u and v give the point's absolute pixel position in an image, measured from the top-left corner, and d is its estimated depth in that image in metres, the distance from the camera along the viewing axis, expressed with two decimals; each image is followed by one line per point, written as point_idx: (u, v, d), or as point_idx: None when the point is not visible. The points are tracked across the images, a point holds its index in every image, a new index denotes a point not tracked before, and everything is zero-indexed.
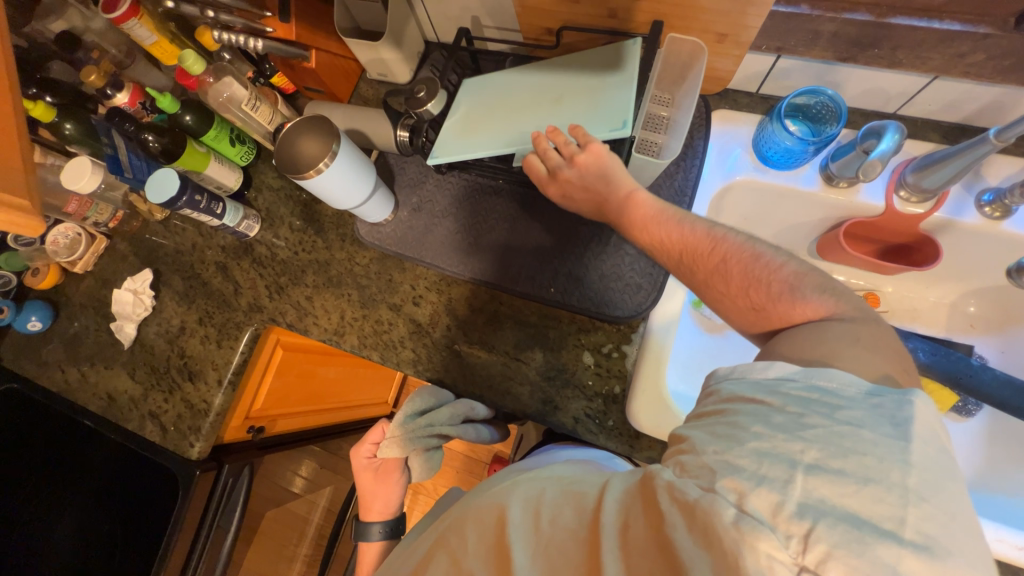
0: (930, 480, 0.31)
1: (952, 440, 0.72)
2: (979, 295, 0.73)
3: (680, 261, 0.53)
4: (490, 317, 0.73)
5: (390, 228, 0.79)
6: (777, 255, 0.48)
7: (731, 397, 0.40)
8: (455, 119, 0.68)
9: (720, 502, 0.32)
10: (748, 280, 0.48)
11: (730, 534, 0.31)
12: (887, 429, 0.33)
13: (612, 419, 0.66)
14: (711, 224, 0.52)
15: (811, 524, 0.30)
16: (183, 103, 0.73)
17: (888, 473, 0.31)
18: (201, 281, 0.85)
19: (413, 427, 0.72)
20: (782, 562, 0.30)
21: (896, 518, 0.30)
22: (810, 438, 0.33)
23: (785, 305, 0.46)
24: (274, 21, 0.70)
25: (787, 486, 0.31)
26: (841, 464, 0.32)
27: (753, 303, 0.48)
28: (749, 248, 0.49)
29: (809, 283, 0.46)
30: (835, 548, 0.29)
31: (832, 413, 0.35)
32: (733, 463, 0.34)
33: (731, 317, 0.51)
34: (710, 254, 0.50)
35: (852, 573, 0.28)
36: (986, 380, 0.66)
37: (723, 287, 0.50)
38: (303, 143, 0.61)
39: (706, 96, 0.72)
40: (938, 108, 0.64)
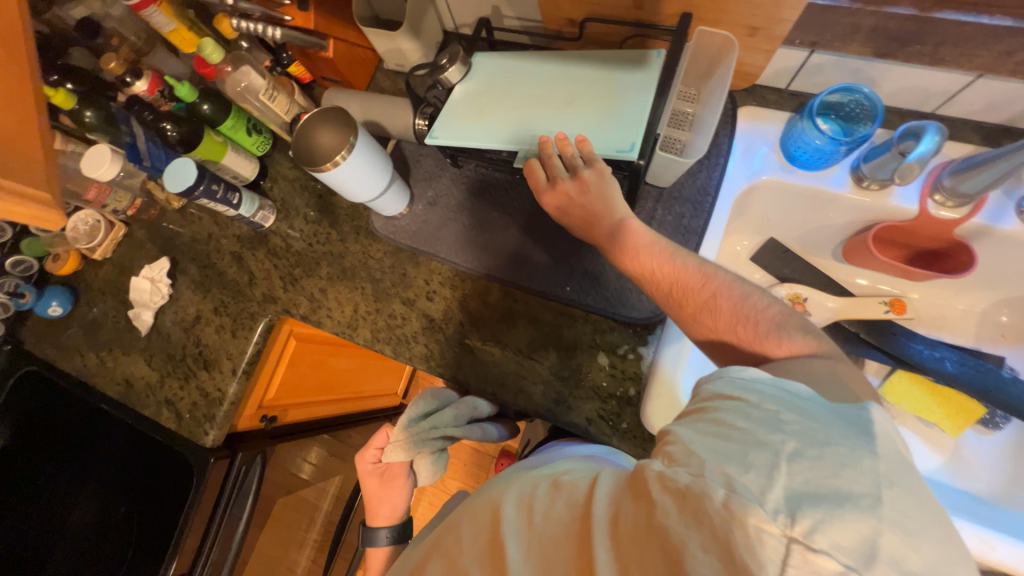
0: (899, 465, 0.32)
1: (977, 455, 0.69)
2: (1012, 304, 0.70)
3: (668, 296, 0.53)
4: (505, 314, 0.72)
5: (405, 221, 0.78)
6: (763, 296, 0.49)
7: (712, 396, 0.40)
8: (460, 104, 0.66)
9: (711, 485, 0.31)
10: (737, 317, 0.48)
11: (720, 513, 0.30)
12: (850, 426, 0.34)
13: (626, 421, 0.65)
14: (700, 262, 0.52)
15: (798, 502, 0.30)
16: (201, 92, 0.73)
17: (861, 455, 0.32)
18: (216, 270, 0.86)
19: (417, 433, 0.70)
20: (772, 534, 0.29)
21: (871, 492, 0.30)
22: (789, 430, 0.33)
23: (771, 343, 0.46)
24: (292, 10, 0.70)
25: (773, 471, 0.31)
26: (819, 451, 0.32)
27: (740, 339, 0.48)
28: (738, 288, 0.49)
29: (793, 324, 0.46)
30: (822, 522, 0.29)
31: (806, 409, 0.35)
32: (719, 452, 0.33)
33: (715, 354, 0.52)
34: (700, 290, 0.50)
35: (838, 545, 0.28)
36: (1015, 394, 0.65)
37: (710, 322, 0.50)
38: (320, 134, 0.60)
39: (732, 92, 0.70)
40: (979, 108, 0.61)
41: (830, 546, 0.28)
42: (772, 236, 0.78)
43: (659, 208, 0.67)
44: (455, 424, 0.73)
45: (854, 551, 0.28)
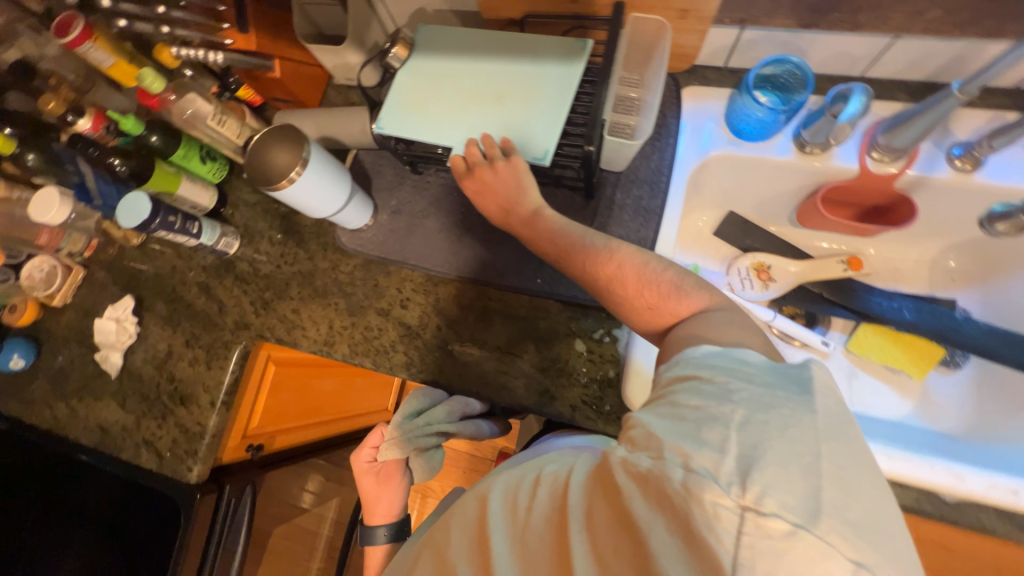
0: (836, 422, 0.34)
1: (940, 394, 0.72)
2: (958, 249, 0.73)
3: (584, 272, 0.55)
4: (480, 313, 0.73)
5: (371, 232, 0.78)
6: (660, 262, 0.52)
7: (671, 379, 0.42)
8: (400, 102, 0.66)
9: (669, 466, 0.33)
10: (643, 282, 0.51)
11: (678, 492, 0.32)
12: (792, 388, 0.36)
13: (609, 403, 0.66)
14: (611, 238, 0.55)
15: (748, 469, 0.31)
16: (148, 124, 0.72)
17: (800, 414, 0.34)
18: (184, 303, 0.84)
19: (410, 428, 0.71)
20: (725, 507, 0.30)
21: (810, 451, 0.32)
22: (737, 401, 0.36)
23: (673, 301, 0.50)
24: (233, 33, 0.69)
25: (725, 444, 0.33)
26: (766, 417, 0.34)
27: (649, 303, 0.51)
28: (640, 256, 0.52)
29: (688, 284, 0.50)
30: (770, 486, 0.30)
31: (752, 377, 0.38)
32: (675, 431, 0.35)
33: (630, 321, 0.54)
34: (608, 262, 0.53)
35: (787, 505, 0.30)
36: (970, 332, 0.68)
37: (622, 288, 0.52)
38: (273, 153, 0.60)
39: (674, 75, 0.73)
40: (903, 67, 0.65)
41: (778, 508, 0.29)
42: (732, 209, 0.80)
43: (618, 193, 0.70)
44: (449, 421, 0.75)
45: (801, 509, 0.30)
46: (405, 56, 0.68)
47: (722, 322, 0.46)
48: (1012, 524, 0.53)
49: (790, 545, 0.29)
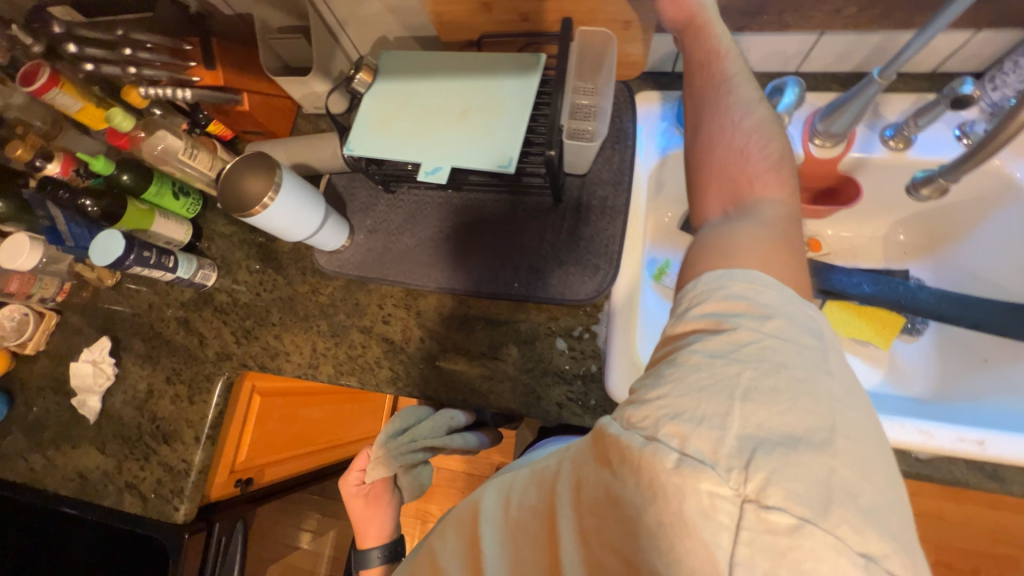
0: (835, 403, 0.35)
1: (905, 360, 0.76)
2: (907, 223, 0.78)
3: (723, 81, 0.55)
4: (462, 321, 0.74)
5: (349, 253, 0.79)
6: (772, 134, 0.52)
7: (694, 323, 0.41)
8: (370, 124, 0.69)
9: (664, 449, 0.34)
10: (752, 136, 0.51)
11: (672, 480, 0.33)
12: (809, 363, 0.36)
13: (594, 397, 0.67)
14: (765, 92, 0.54)
15: (749, 455, 0.32)
16: (119, 164, 0.74)
17: (813, 388, 0.35)
18: (163, 339, 0.83)
19: (395, 446, 0.70)
20: (725, 497, 0.32)
21: (824, 430, 0.33)
22: (743, 360, 0.36)
23: (761, 174, 0.50)
24: (201, 71, 0.72)
25: (726, 420, 0.34)
26: (774, 382, 0.35)
27: (742, 162, 0.51)
28: (761, 114, 0.53)
29: (781, 173, 0.51)
30: (773, 474, 0.31)
31: (759, 324, 0.38)
32: (675, 407, 0.35)
33: (705, 154, 0.53)
34: (734, 99, 0.54)
35: (794, 497, 0.31)
36: (923, 298, 0.71)
37: (734, 120, 0.53)
38: (246, 180, 0.61)
39: (627, 82, 0.78)
40: (831, 61, 0.70)
41: (780, 501, 0.31)
42: None
43: (584, 194, 0.74)
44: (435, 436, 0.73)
45: (809, 500, 0.31)
46: (370, 81, 0.72)
47: (785, 239, 0.46)
48: (981, 474, 0.57)
49: (796, 540, 0.30)
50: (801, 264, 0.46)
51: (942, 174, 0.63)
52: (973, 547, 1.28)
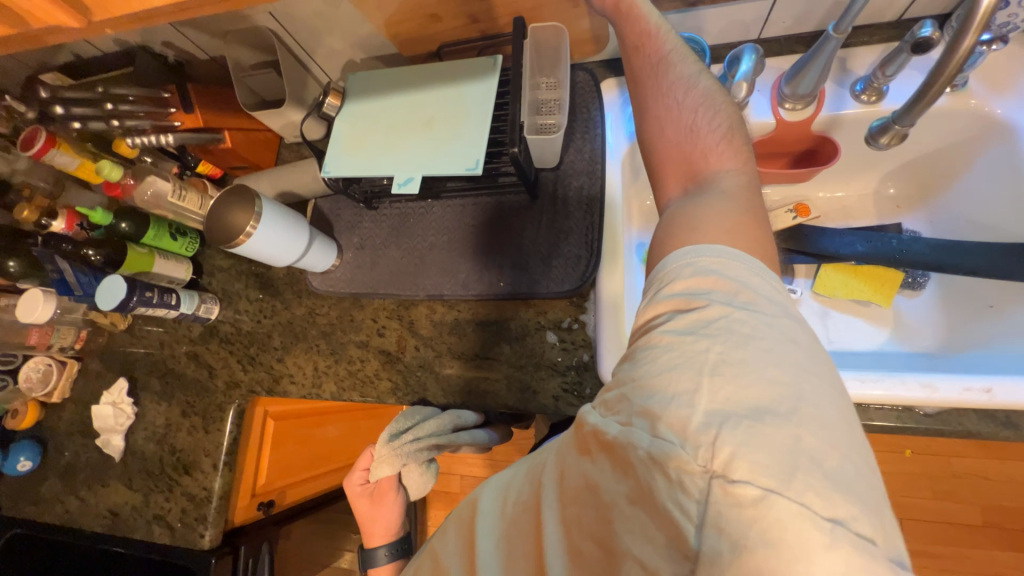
0: (800, 373, 0.33)
1: (909, 316, 0.73)
2: (895, 175, 0.76)
3: (659, 60, 0.55)
4: (453, 326, 0.75)
5: (340, 271, 0.81)
6: (719, 107, 0.52)
7: (661, 303, 0.41)
8: (342, 145, 0.71)
9: (636, 434, 0.34)
10: (696, 113, 0.51)
11: (642, 460, 0.33)
12: (775, 332, 0.35)
13: (589, 387, 0.67)
14: (704, 67, 0.55)
15: (716, 431, 0.31)
16: (116, 212, 0.78)
17: (781, 359, 0.34)
18: (176, 374, 0.87)
19: (400, 446, 0.70)
20: (692, 473, 0.31)
21: (791, 399, 0.32)
22: (711, 336, 0.35)
23: (713, 148, 0.49)
24: (181, 115, 0.76)
25: (694, 397, 0.33)
26: (743, 353, 0.34)
27: (692, 141, 0.50)
28: (702, 89, 0.53)
29: (734, 143, 0.50)
30: (739, 448, 0.30)
31: (731, 297, 0.38)
32: (648, 390, 0.35)
33: (655, 138, 0.52)
34: (674, 82, 0.53)
35: (758, 470, 0.30)
36: (918, 250, 0.69)
37: (679, 98, 0.52)
38: (225, 211, 0.64)
39: (592, 71, 0.78)
40: (793, 23, 0.70)
41: (747, 476, 0.30)
42: None
43: (560, 187, 0.74)
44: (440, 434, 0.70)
45: (774, 471, 0.29)
46: (339, 104, 0.74)
47: (748, 207, 0.45)
48: (993, 423, 0.55)
49: (761, 511, 0.29)
50: (769, 235, 0.44)
51: (896, 120, 0.61)
52: None
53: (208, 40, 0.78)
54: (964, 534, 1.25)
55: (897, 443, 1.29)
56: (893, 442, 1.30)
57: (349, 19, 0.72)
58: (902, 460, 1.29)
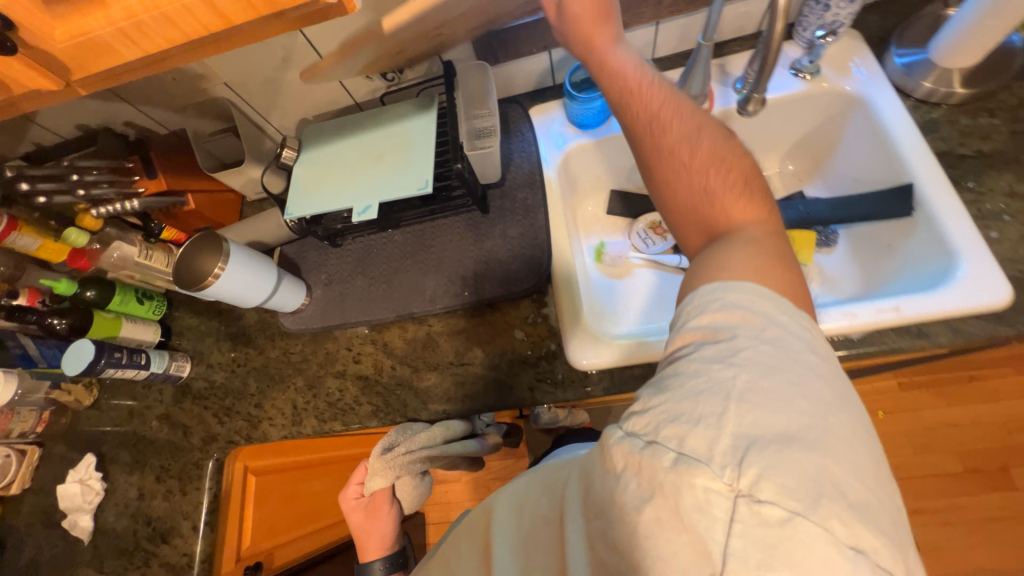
0: (824, 406, 0.35)
1: (831, 269, 0.82)
2: (791, 154, 0.89)
3: (652, 120, 0.56)
4: (426, 340, 0.78)
5: (310, 308, 0.84)
6: (728, 161, 0.53)
7: (692, 334, 0.42)
8: (303, 188, 0.78)
9: (662, 449, 0.35)
10: (708, 173, 0.52)
11: (669, 477, 0.33)
12: (798, 368, 0.37)
13: (560, 372, 0.71)
14: (701, 120, 0.55)
15: (743, 453, 0.32)
16: (81, 282, 0.79)
17: (799, 391, 0.35)
18: (148, 440, 0.84)
19: (395, 459, 0.71)
20: (718, 492, 0.32)
21: (816, 430, 0.34)
22: (737, 365, 0.37)
23: (731, 204, 0.51)
24: (146, 182, 0.81)
25: (721, 420, 0.34)
26: (767, 384, 0.35)
27: (708, 198, 0.51)
28: (709, 146, 0.53)
29: (750, 194, 0.51)
30: (765, 470, 0.32)
31: (758, 332, 0.39)
32: (674, 411, 0.36)
33: (670, 202, 0.55)
34: (679, 143, 0.54)
35: (784, 492, 0.31)
36: (820, 209, 0.80)
37: (687, 162, 0.53)
38: (195, 259, 0.67)
39: (521, 101, 0.90)
40: (677, 43, 0.84)
41: (773, 497, 0.31)
42: (612, 188, 0.96)
43: (506, 199, 0.83)
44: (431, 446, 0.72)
45: (800, 494, 0.31)
46: (297, 154, 0.81)
47: (773, 251, 0.46)
48: (910, 337, 0.62)
49: (787, 532, 0.30)
50: (797, 279, 0.45)
51: (754, 90, 0.70)
52: (993, 443, 1.30)
53: (169, 115, 0.85)
54: (949, 483, 1.29)
55: (871, 407, 1.36)
56: (865, 406, 1.37)
57: (300, 81, 0.82)
58: (878, 422, 1.35)
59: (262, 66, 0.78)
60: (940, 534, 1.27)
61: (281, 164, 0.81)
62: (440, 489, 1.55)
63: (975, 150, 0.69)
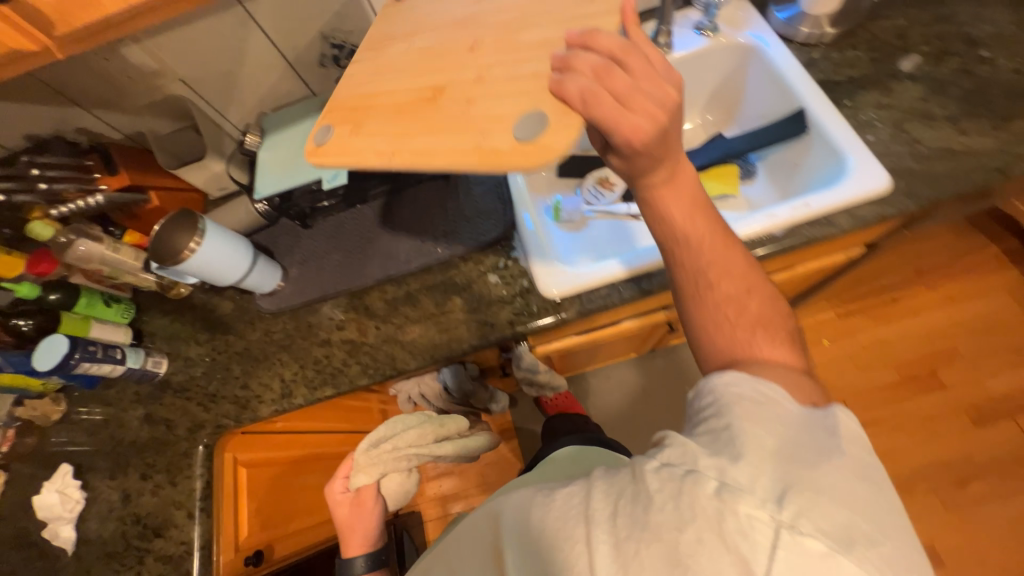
0: (850, 466, 0.38)
1: (755, 195, 0.94)
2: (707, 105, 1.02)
3: (695, 267, 0.51)
4: (405, 298, 0.83)
5: (287, 288, 0.86)
6: (772, 320, 0.49)
7: (712, 401, 0.44)
8: (269, 168, 0.82)
9: (703, 479, 0.37)
10: (752, 329, 0.49)
11: (713, 503, 0.35)
12: (821, 432, 0.40)
13: (535, 304, 0.78)
14: (745, 270, 0.51)
15: (782, 491, 0.35)
16: (45, 284, 0.78)
17: (829, 454, 0.38)
18: (127, 442, 0.82)
19: (378, 455, 0.80)
20: (761, 519, 0.34)
21: (847, 482, 0.36)
22: (767, 428, 0.39)
23: (771, 353, 0.48)
24: (107, 179, 0.81)
25: (758, 468, 0.37)
26: (796, 445, 0.38)
27: (749, 348, 0.48)
28: (753, 298, 0.50)
29: (786, 344, 0.49)
30: (805, 509, 0.34)
31: (782, 402, 0.42)
32: (713, 454, 0.39)
33: (704, 344, 0.51)
34: (724, 293, 0.50)
35: (822, 530, 0.34)
36: (737, 143, 0.92)
37: (732, 320, 0.49)
38: (168, 236, 0.69)
39: None
40: None
41: (810, 531, 0.34)
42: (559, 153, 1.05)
43: None
44: (418, 442, 0.82)
45: (834, 534, 0.34)
46: (259, 139, 0.85)
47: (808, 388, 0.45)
48: (822, 226, 0.73)
49: (825, 565, 0.33)
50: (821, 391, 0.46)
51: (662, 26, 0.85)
52: (925, 350, 1.46)
53: (123, 117, 0.87)
54: (893, 393, 1.44)
55: (816, 336, 1.51)
56: (812, 336, 1.52)
57: (255, 73, 0.86)
58: (825, 349, 1.51)
59: (219, 59, 0.82)
60: (893, 439, 1.40)
61: (244, 150, 0.85)
62: (434, 484, 1.54)
63: (847, 76, 0.84)
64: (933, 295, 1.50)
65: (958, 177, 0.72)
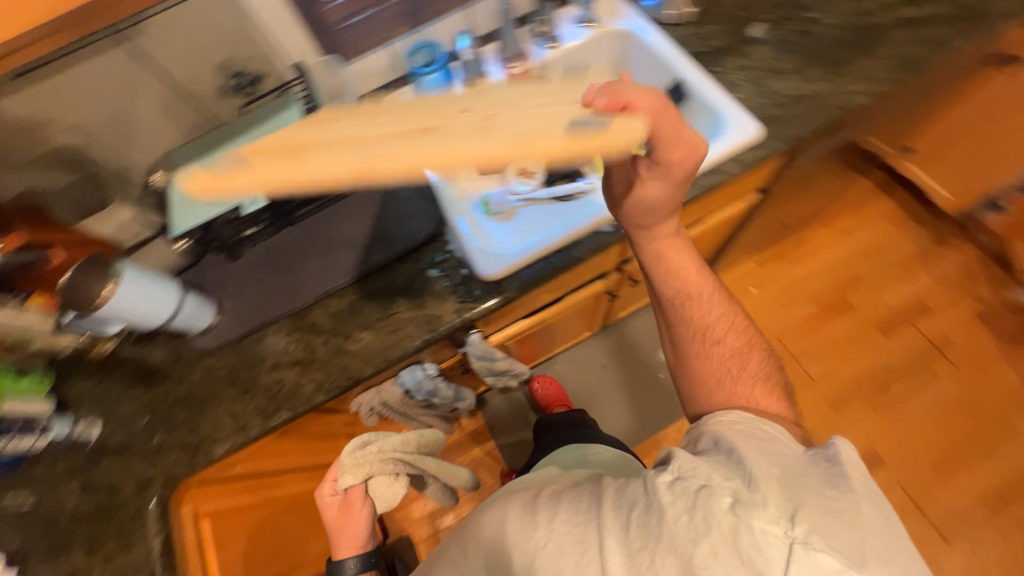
0: (849, 493, 0.48)
1: None
2: None
3: (703, 324, 0.69)
4: (349, 309, 0.83)
5: (222, 322, 0.84)
6: (765, 374, 0.67)
7: (724, 435, 0.55)
8: (183, 202, 0.82)
9: (720, 495, 0.46)
10: (752, 378, 0.65)
11: (729, 516, 0.44)
12: (823, 469, 0.51)
13: (476, 288, 0.82)
14: (743, 338, 0.69)
15: (794, 511, 0.45)
16: None
17: (831, 486, 0.48)
18: (65, 520, 0.74)
19: (366, 456, 0.79)
20: (776, 533, 0.43)
21: (849, 509, 0.46)
22: (773, 460, 0.50)
23: (764, 396, 0.64)
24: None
25: (770, 489, 0.46)
26: (804, 481, 0.49)
27: (750, 391, 0.64)
28: (749, 357, 0.67)
29: (776, 392, 0.65)
30: (815, 527, 0.44)
31: (781, 445, 0.54)
32: (730, 476, 0.48)
33: (705, 387, 0.67)
34: (726, 350, 0.68)
35: (833, 547, 0.43)
36: None
37: (734, 373, 0.66)
38: (76, 280, 0.64)
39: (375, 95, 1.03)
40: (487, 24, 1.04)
41: (819, 547, 0.43)
42: None
43: None
44: (404, 448, 0.84)
45: (842, 552, 0.43)
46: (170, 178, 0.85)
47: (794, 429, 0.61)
48: (713, 175, 0.83)
49: None
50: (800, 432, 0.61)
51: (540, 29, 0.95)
52: (834, 280, 1.65)
53: None
54: (817, 322, 1.61)
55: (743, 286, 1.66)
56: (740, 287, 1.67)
57: (153, 113, 0.84)
58: (753, 297, 1.65)
59: (111, 102, 0.79)
60: (825, 362, 1.56)
61: (153, 191, 0.84)
62: (418, 503, 1.50)
63: (710, 47, 0.96)
64: (829, 232, 1.71)
65: (810, 118, 0.85)
